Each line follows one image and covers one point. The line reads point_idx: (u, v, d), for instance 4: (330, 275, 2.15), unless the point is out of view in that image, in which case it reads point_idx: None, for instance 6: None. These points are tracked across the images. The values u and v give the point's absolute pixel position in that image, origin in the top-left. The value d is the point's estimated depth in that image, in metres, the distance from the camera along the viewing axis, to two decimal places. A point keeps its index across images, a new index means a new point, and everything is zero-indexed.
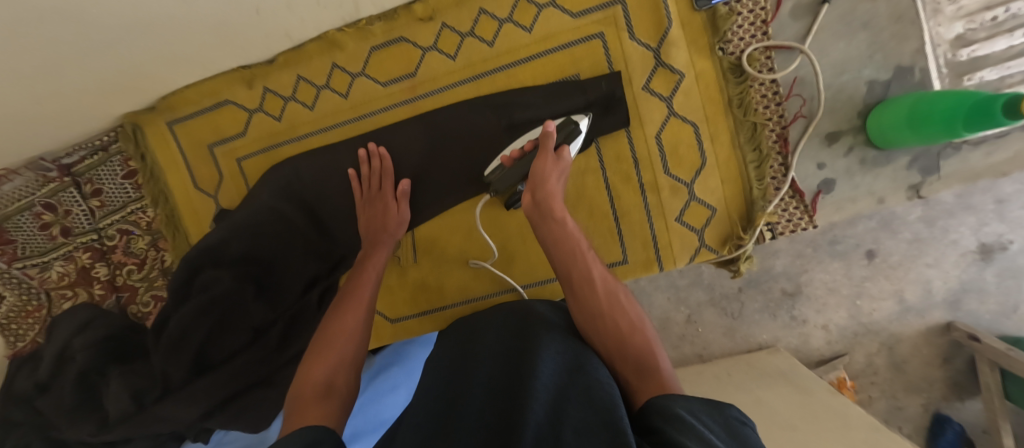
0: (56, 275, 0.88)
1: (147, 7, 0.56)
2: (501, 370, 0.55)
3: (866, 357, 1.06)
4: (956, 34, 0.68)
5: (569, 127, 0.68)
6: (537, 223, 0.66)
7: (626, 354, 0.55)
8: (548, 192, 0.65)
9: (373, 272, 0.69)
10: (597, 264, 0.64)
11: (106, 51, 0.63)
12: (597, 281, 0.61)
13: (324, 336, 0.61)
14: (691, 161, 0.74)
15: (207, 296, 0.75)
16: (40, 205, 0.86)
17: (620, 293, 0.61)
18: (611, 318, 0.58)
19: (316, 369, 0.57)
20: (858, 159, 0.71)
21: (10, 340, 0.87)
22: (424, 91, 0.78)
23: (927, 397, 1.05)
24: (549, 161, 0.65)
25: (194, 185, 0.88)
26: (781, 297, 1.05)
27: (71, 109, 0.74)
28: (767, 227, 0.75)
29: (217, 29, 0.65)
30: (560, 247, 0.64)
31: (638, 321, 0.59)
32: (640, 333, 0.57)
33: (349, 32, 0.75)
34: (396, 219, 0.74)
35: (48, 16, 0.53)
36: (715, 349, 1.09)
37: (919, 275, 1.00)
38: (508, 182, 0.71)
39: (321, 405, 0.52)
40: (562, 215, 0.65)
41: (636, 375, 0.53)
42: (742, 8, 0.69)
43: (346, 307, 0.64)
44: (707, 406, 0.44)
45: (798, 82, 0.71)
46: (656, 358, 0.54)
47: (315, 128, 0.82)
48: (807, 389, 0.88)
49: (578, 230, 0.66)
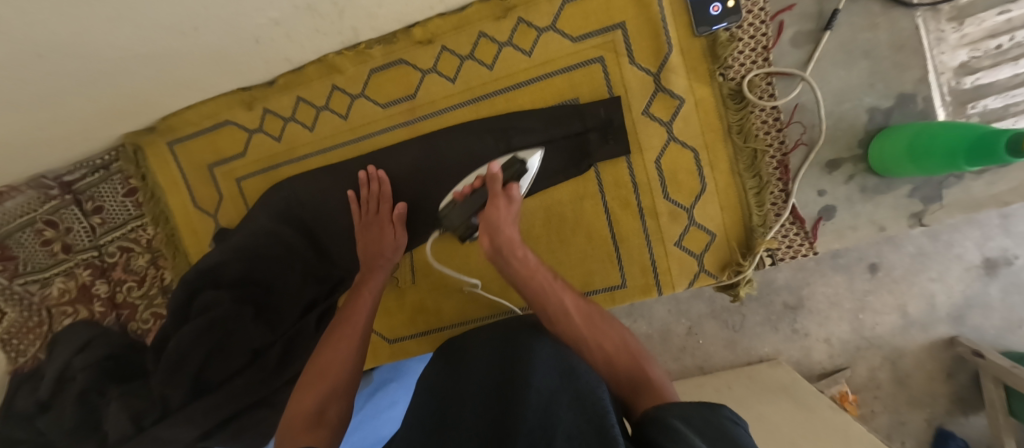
0: (57, 291, 0.88)
1: (146, 40, 0.56)
2: (494, 384, 0.55)
3: (869, 370, 1.04)
4: (960, 62, 0.67)
5: (515, 167, 0.67)
6: (502, 266, 0.66)
7: (617, 375, 0.55)
8: (505, 236, 0.64)
9: (370, 297, 0.70)
10: (568, 293, 0.63)
11: (106, 80, 0.63)
12: (572, 311, 0.61)
13: (317, 363, 0.62)
14: (690, 187, 0.74)
15: (206, 318, 0.74)
16: (42, 222, 0.87)
17: (596, 317, 0.61)
18: (595, 342, 0.58)
19: (308, 397, 0.57)
20: (858, 187, 0.71)
21: (9, 356, 0.85)
22: (423, 113, 0.78)
23: (930, 411, 1.04)
24: (500, 203, 0.65)
25: (194, 203, 0.88)
26: (783, 310, 1.04)
27: (72, 132, 0.74)
28: (767, 252, 0.74)
29: (217, 58, 0.65)
30: (529, 287, 0.63)
31: (622, 339, 0.59)
32: (626, 351, 0.57)
33: (348, 56, 0.76)
34: (393, 243, 0.74)
35: (47, 50, 0.53)
36: (715, 362, 1.08)
37: (922, 290, 0.99)
38: (459, 218, 0.69)
39: (311, 434, 0.53)
40: (523, 253, 0.65)
41: (631, 391, 0.52)
42: (742, 34, 0.69)
43: (339, 334, 0.65)
44: (700, 408, 0.39)
45: (798, 109, 0.70)
46: (647, 372, 0.53)
47: (314, 149, 0.82)
48: (808, 406, 0.87)
49: (542, 264, 0.66)
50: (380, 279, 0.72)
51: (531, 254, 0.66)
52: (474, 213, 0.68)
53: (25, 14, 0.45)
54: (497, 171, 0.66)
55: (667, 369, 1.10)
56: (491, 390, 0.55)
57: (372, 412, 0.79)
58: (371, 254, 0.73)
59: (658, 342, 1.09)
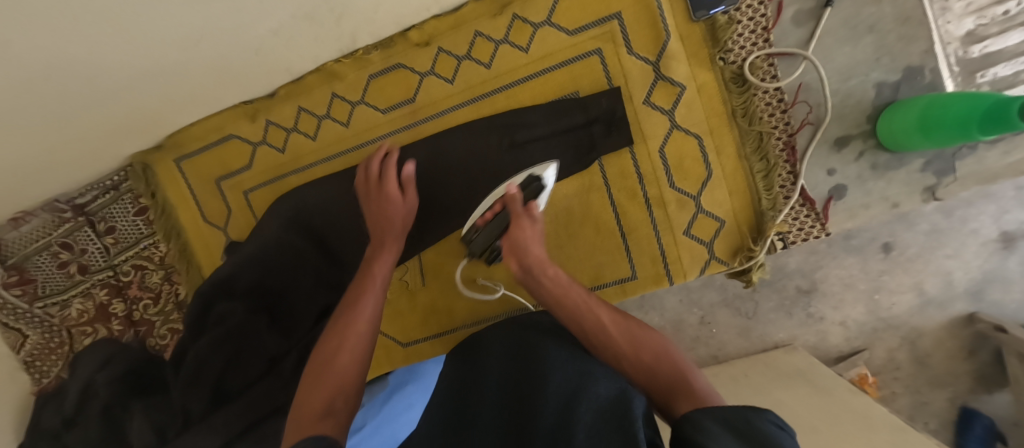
0: (76, 312, 0.91)
1: (149, 55, 0.56)
2: (516, 385, 0.56)
3: (887, 351, 1.03)
4: (967, 31, 0.65)
5: (533, 185, 0.64)
6: (530, 287, 0.59)
7: (659, 385, 0.46)
8: (533, 257, 0.58)
9: (377, 277, 0.64)
10: (604, 307, 0.54)
11: (110, 100, 0.63)
12: (610, 325, 0.52)
13: (326, 349, 0.56)
14: (697, 174, 0.73)
15: (223, 329, 0.75)
16: (58, 245, 0.89)
17: (637, 328, 0.52)
18: (634, 354, 0.50)
19: (317, 389, 0.51)
20: (869, 164, 0.69)
21: (37, 377, 0.90)
22: (424, 115, 0.78)
23: (952, 390, 1.02)
24: (523, 223, 0.59)
25: (205, 217, 0.88)
26: (796, 295, 1.03)
27: (81, 153, 0.75)
28: (778, 236, 0.73)
29: (220, 71, 0.65)
30: (562, 307, 0.55)
31: (664, 350, 0.49)
32: (671, 365, 0.47)
33: (346, 63, 0.76)
34: (397, 211, 0.69)
35: (53, 71, 0.54)
36: (730, 350, 1.07)
37: (938, 267, 0.97)
38: (484, 242, 0.67)
39: (322, 424, 0.47)
40: (553, 272, 0.57)
41: (671, 400, 0.45)
42: (741, 17, 0.68)
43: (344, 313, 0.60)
44: (741, 407, 0.39)
45: (802, 89, 0.69)
46: (689, 379, 0.45)
47: (318, 158, 0.82)
48: (826, 390, 0.86)
49: (574, 281, 0.57)
50: (389, 255, 0.67)
51: (564, 272, 0.58)
52: (498, 235, 0.65)
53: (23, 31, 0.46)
54: (516, 192, 0.61)
55: None
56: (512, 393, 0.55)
57: (391, 411, 0.76)
58: (379, 228, 0.68)
59: (670, 333, 1.08)
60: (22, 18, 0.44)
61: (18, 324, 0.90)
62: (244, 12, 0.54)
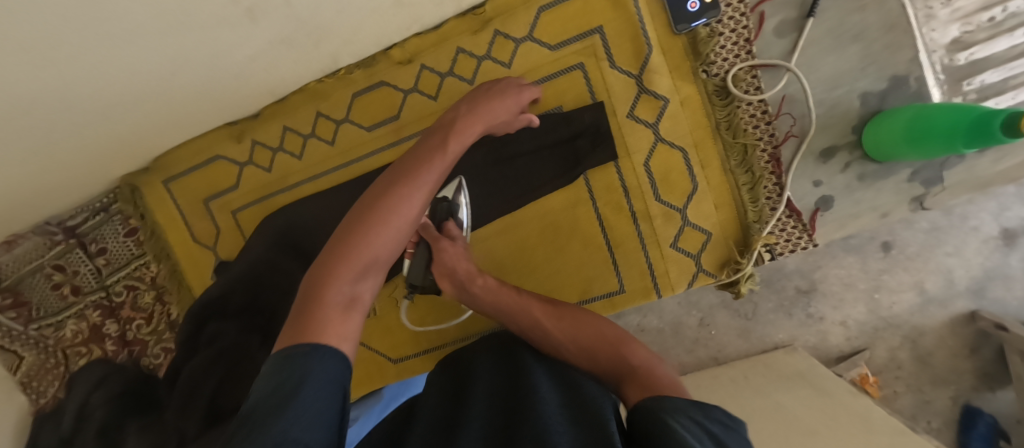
0: (71, 333, 0.92)
1: (129, 85, 0.56)
2: (497, 384, 0.50)
3: (889, 350, 1.01)
4: (952, 39, 0.64)
5: (442, 208, 0.71)
6: (468, 300, 0.66)
7: (598, 363, 0.53)
8: (461, 271, 0.65)
9: (438, 168, 0.56)
10: (536, 303, 0.62)
11: (95, 130, 0.64)
12: (545, 319, 0.59)
13: (362, 225, 0.48)
14: (682, 187, 0.72)
15: (214, 348, 0.76)
16: (50, 267, 0.90)
17: (571, 314, 0.60)
18: (571, 342, 0.56)
19: (346, 266, 0.45)
20: (856, 174, 0.69)
21: (33, 398, 0.90)
22: (408, 133, 0.77)
23: (956, 388, 0.99)
24: (444, 244, 0.66)
25: (194, 239, 0.88)
26: (795, 295, 1.02)
27: (70, 179, 0.76)
28: (765, 248, 0.72)
29: (203, 96, 0.65)
30: (499, 311, 0.63)
31: (600, 331, 0.57)
32: (606, 344, 0.55)
33: (330, 82, 0.77)
34: (481, 128, 0.62)
35: (47, 112, 0.55)
36: (731, 352, 1.05)
37: (938, 265, 0.96)
38: (420, 273, 0.69)
39: (349, 320, 0.43)
40: (483, 282, 0.65)
41: (617, 379, 0.50)
42: (723, 29, 0.68)
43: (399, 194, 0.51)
44: (694, 408, 0.39)
45: (787, 100, 0.68)
46: (623, 355, 0.52)
47: (307, 177, 0.82)
48: (828, 391, 0.84)
49: (503, 285, 0.66)
50: (457, 151, 0.59)
51: (491, 278, 0.66)
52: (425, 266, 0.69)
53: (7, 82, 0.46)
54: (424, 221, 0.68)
55: (682, 362, 1.06)
56: (491, 392, 0.49)
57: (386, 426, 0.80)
58: (458, 124, 0.60)
59: (670, 336, 1.06)
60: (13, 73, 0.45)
61: (13, 346, 0.91)
62: (220, 42, 0.54)
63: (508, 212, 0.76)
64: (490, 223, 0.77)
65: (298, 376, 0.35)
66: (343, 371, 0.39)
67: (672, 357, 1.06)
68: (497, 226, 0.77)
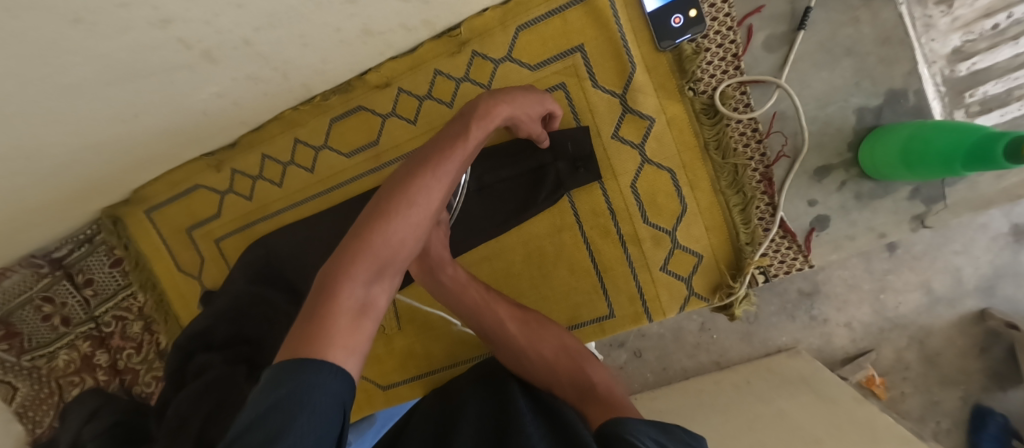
0: (63, 363, 0.91)
1: (91, 128, 0.55)
2: (487, 412, 0.49)
3: (895, 351, 0.93)
4: (953, 48, 0.60)
5: None
6: (434, 287, 0.64)
7: (558, 379, 0.55)
8: (435, 258, 0.61)
9: (463, 157, 0.48)
10: (504, 305, 0.64)
11: (67, 171, 0.62)
12: (511, 322, 0.61)
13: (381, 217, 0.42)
14: (671, 209, 0.70)
15: (202, 380, 0.66)
16: (39, 299, 0.88)
17: (534, 323, 0.62)
18: (533, 351, 0.58)
19: (360, 266, 0.39)
20: (852, 193, 0.66)
21: (29, 428, 0.89)
22: (388, 159, 0.75)
23: (965, 389, 0.91)
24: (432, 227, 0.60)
25: (179, 269, 0.88)
26: (798, 298, 0.95)
27: (50, 216, 0.75)
28: (759, 270, 0.69)
29: (173, 132, 0.64)
30: (464, 305, 0.63)
31: (563, 344, 0.59)
32: (566, 356, 0.57)
33: (306, 110, 0.75)
34: (505, 112, 0.54)
35: (14, 162, 0.54)
36: (732, 356, 0.99)
37: (947, 264, 0.89)
38: None
39: (359, 331, 0.37)
40: (453, 272, 0.63)
41: (576, 397, 0.52)
42: (710, 44, 0.64)
43: (418, 186, 0.44)
44: (659, 431, 0.41)
45: (778, 118, 0.65)
46: (587, 373, 0.54)
47: (287, 204, 0.81)
48: (829, 397, 0.78)
49: (471, 279, 0.65)
50: (481, 137, 0.50)
51: (461, 269, 0.64)
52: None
53: None
54: None
55: (681, 368, 1.01)
56: (479, 422, 0.47)
57: None
58: (479, 109, 0.52)
59: (670, 341, 1.02)
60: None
61: (6, 377, 0.90)
62: (180, 82, 0.52)
63: (491, 238, 0.75)
64: (474, 250, 0.76)
65: (298, 390, 0.31)
66: (345, 390, 0.34)
67: (671, 363, 1.02)
68: (481, 253, 0.76)
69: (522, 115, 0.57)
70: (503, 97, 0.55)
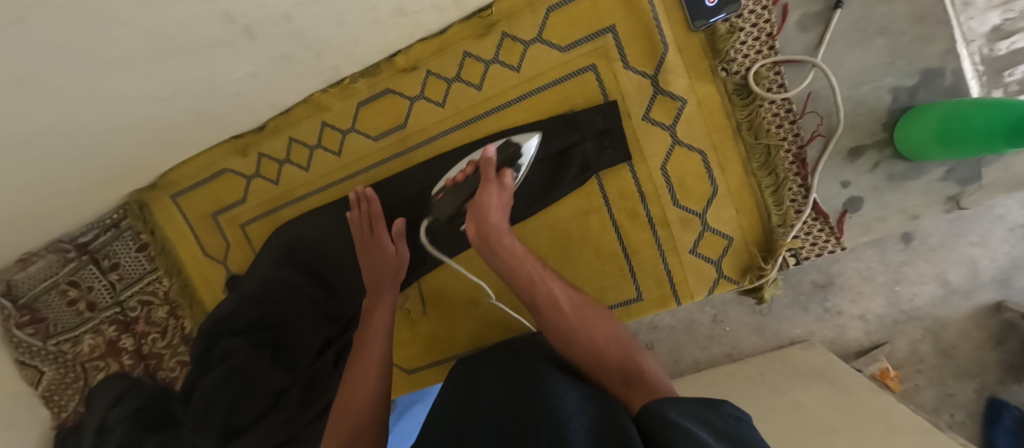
0: (88, 347, 0.91)
1: (128, 108, 0.54)
2: (508, 426, 0.47)
3: (910, 344, 0.93)
4: (991, 27, 0.60)
5: (510, 150, 0.64)
6: (487, 254, 0.64)
7: (607, 365, 0.54)
8: (493, 224, 0.62)
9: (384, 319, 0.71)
10: (558, 283, 0.63)
11: (101, 152, 0.62)
12: (563, 300, 0.60)
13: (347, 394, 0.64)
14: (701, 191, 0.69)
15: (227, 367, 0.75)
16: (65, 283, 0.89)
17: (589, 307, 0.61)
18: (585, 332, 0.57)
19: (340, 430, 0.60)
20: (885, 174, 0.65)
21: (54, 411, 0.88)
22: (415, 142, 0.75)
23: (980, 381, 0.91)
24: (492, 189, 0.62)
25: (204, 253, 0.89)
26: (812, 290, 0.94)
27: (80, 199, 0.75)
28: (790, 253, 0.69)
29: (204, 115, 0.64)
30: (517, 277, 0.62)
31: (614, 332, 0.58)
32: (616, 344, 0.56)
33: (333, 92, 0.74)
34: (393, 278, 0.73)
35: (52, 137, 0.53)
36: (745, 348, 0.98)
37: (963, 256, 0.88)
38: (453, 204, 0.66)
39: None
40: (510, 242, 0.63)
41: (622, 383, 0.52)
42: (743, 24, 0.64)
43: (359, 371, 0.66)
44: (702, 406, 0.41)
45: (812, 98, 0.65)
46: (637, 361, 0.54)
47: (311, 189, 0.81)
48: (847, 389, 0.78)
49: (529, 252, 0.64)
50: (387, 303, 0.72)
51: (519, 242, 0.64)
52: (466, 199, 0.65)
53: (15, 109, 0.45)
54: (491, 156, 0.62)
55: (694, 361, 1.01)
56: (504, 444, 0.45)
57: (401, 433, 0.87)
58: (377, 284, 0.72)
59: (683, 334, 1.01)
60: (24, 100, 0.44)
61: (32, 362, 0.88)
62: (220, 60, 0.52)
63: (519, 221, 0.74)
64: None
65: None
66: None
67: (683, 355, 1.01)
68: None
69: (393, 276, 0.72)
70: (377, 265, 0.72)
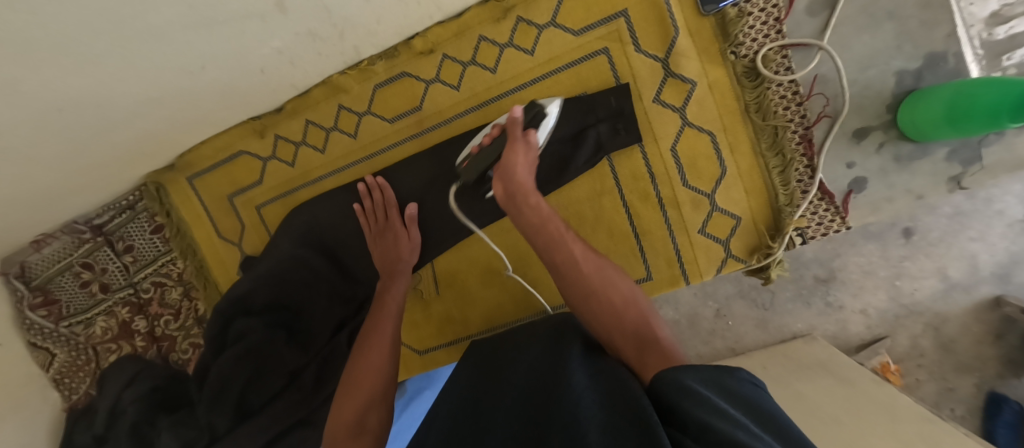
0: (100, 330, 0.91)
1: (154, 81, 0.56)
2: (529, 399, 0.48)
3: (910, 338, 0.94)
4: (991, 12, 0.62)
5: (535, 111, 0.66)
6: (512, 212, 0.65)
7: (624, 328, 0.56)
8: (517, 182, 0.63)
9: (396, 304, 0.71)
10: (578, 244, 0.63)
11: (125, 127, 0.63)
12: (583, 262, 0.61)
13: (353, 373, 0.65)
14: (710, 172, 0.71)
15: (241, 346, 0.76)
16: (79, 265, 0.90)
17: (607, 270, 0.62)
18: (604, 294, 0.59)
19: (349, 404, 0.61)
20: (890, 155, 0.67)
21: (65, 394, 0.87)
22: (430, 124, 0.77)
23: (980, 376, 0.93)
24: (519, 148, 0.63)
25: (218, 234, 0.90)
26: (814, 284, 0.95)
27: (100, 177, 0.76)
28: (797, 232, 0.71)
29: (227, 93, 0.66)
30: (537, 236, 0.63)
31: (632, 295, 0.59)
32: (634, 308, 0.58)
33: (351, 74, 0.76)
34: (407, 259, 0.75)
35: (80, 106, 0.54)
36: (748, 343, 1.00)
37: (962, 251, 0.89)
38: (478, 168, 0.67)
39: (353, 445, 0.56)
40: (536, 201, 0.64)
41: (636, 348, 0.53)
42: (752, 8, 0.66)
43: (370, 347, 0.67)
44: (717, 371, 0.42)
45: (818, 81, 0.67)
46: (653, 327, 0.55)
47: (327, 171, 0.82)
48: (850, 380, 0.79)
49: (552, 213, 0.65)
50: (400, 285, 0.73)
51: (544, 203, 0.65)
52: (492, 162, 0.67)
53: (48, 71, 0.46)
54: (519, 116, 0.64)
55: (697, 355, 1.02)
56: (522, 413, 0.46)
57: (410, 419, 0.88)
58: (390, 265, 0.74)
59: (685, 328, 1.01)
60: (58, 63, 0.45)
61: (43, 344, 0.88)
62: (247, 34, 0.54)
63: None
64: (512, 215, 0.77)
65: None
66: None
67: (687, 349, 1.01)
68: None
69: (405, 257, 0.75)
70: (389, 247, 0.75)
